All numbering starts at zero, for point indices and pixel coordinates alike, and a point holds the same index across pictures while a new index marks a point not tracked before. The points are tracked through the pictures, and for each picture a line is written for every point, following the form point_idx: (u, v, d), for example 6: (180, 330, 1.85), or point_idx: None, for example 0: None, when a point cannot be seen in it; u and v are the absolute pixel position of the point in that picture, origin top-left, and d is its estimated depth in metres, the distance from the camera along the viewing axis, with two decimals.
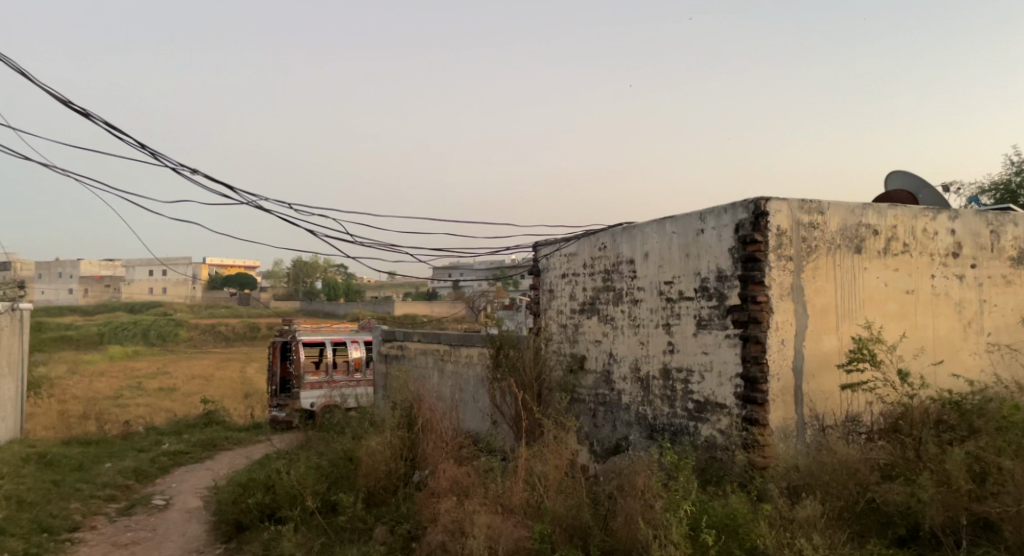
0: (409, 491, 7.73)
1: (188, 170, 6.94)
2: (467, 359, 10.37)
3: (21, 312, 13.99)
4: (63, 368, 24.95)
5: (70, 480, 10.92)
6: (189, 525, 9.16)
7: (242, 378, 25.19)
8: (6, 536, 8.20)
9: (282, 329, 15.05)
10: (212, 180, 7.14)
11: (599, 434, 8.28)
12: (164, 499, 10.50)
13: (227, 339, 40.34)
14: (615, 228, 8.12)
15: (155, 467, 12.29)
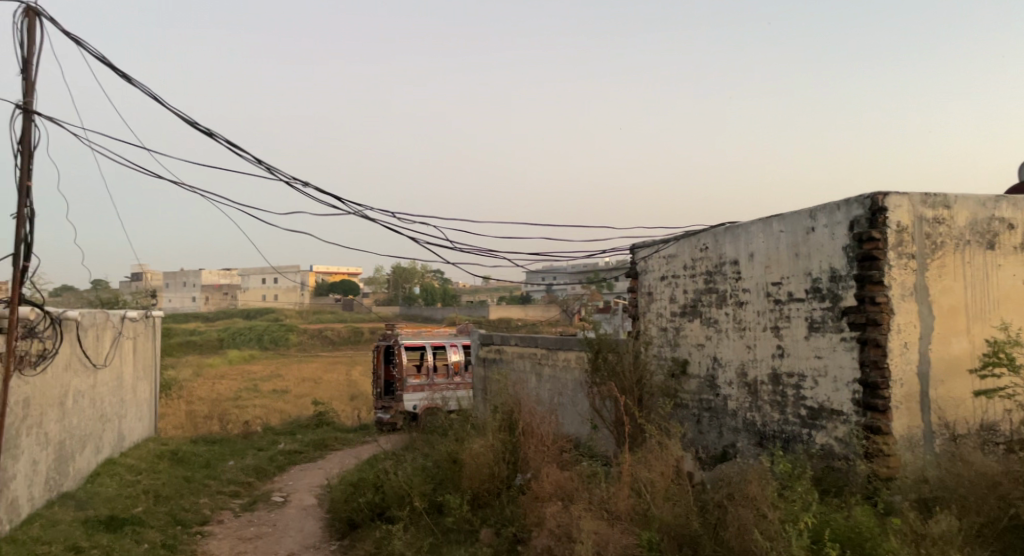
0: (513, 493, 7.78)
1: (301, 183, 7.00)
2: (564, 363, 10.35)
3: (153, 318, 15.07)
4: (188, 371, 26.69)
5: (199, 476, 11.68)
6: (307, 522, 9.57)
7: (348, 381, 26.17)
8: (146, 527, 8.86)
9: (386, 333, 15.65)
10: (322, 193, 7.13)
11: (704, 441, 8.08)
12: (282, 495, 11.04)
13: (334, 343, 42.01)
14: (717, 228, 7.89)
15: (274, 465, 12.93)
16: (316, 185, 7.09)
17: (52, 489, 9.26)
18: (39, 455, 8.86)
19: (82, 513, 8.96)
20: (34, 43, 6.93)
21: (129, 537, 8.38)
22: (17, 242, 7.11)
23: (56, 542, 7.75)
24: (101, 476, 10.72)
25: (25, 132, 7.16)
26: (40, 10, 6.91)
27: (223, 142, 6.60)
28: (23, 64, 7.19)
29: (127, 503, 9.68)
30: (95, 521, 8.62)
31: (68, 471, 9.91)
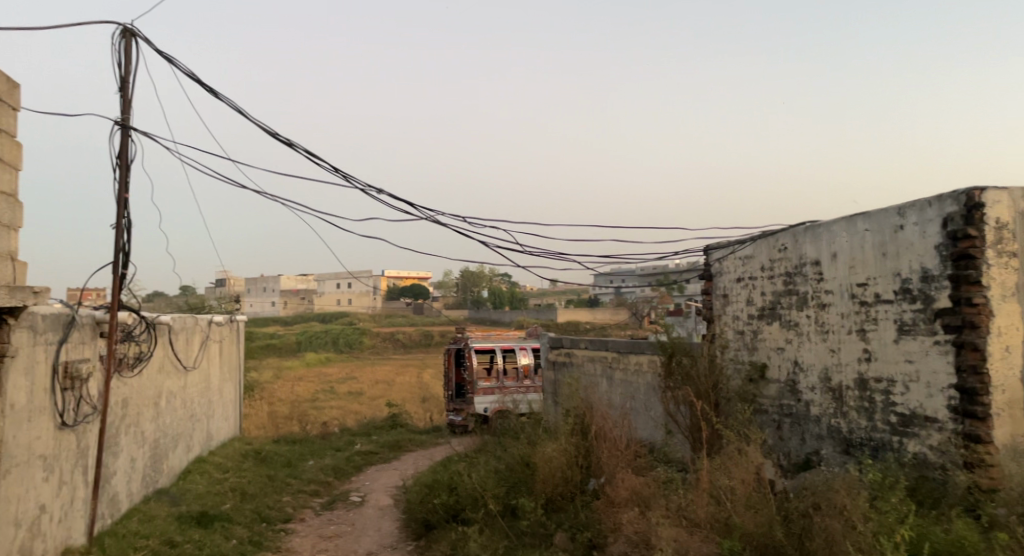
0: (587, 498, 7.72)
1: (374, 189, 7.34)
2: (636, 366, 10.20)
3: (237, 322, 15.66)
4: (267, 373, 27.58)
5: (282, 474, 12.08)
6: (384, 521, 9.76)
7: (419, 384, 26.55)
8: (233, 524, 9.21)
9: (456, 337, 15.86)
10: (395, 199, 7.47)
11: (786, 448, 7.83)
12: (360, 495, 11.27)
13: (406, 346, 42.72)
14: (797, 228, 7.64)
15: (352, 465, 13.26)
16: (389, 192, 7.43)
17: (148, 486, 9.74)
18: (136, 453, 9.34)
19: (176, 509, 9.39)
20: (131, 62, 7.32)
21: (219, 532, 8.73)
22: (116, 252, 7.51)
23: (153, 536, 8.15)
24: (192, 474, 11.20)
25: (123, 147, 7.57)
26: (136, 32, 7.30)
27: (303, 151, 6.79)
28: (121, 83, 7.61)
29: (217, 500, 10.10)
30: (187, 517, 9.02)
31: (163, 468, 10.41)
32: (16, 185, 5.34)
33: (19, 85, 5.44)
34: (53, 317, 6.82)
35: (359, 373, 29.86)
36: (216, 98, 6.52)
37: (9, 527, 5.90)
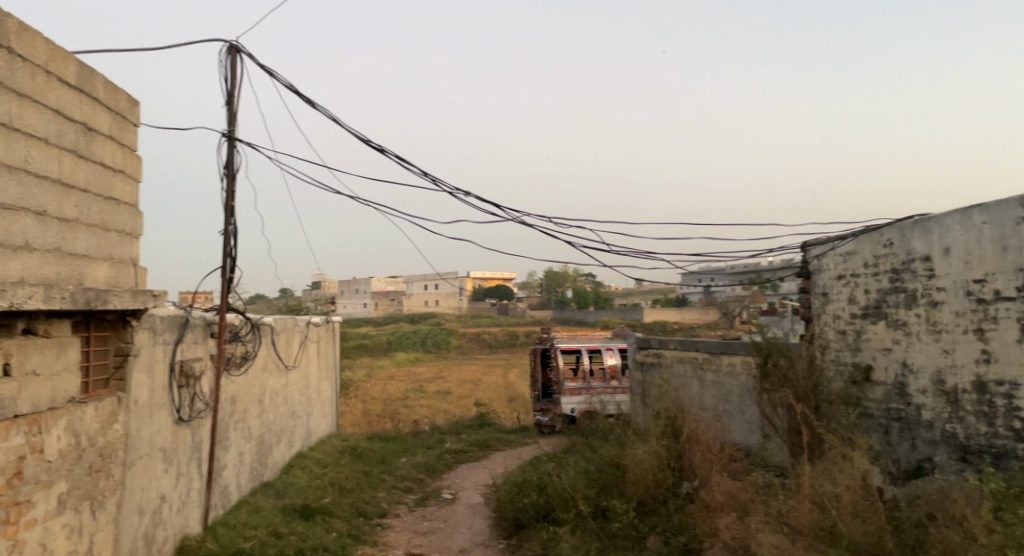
0: (680, 502, 7.55)
1: (461, 192, 8.03)
2: (729, 367, 9.91)
3: (333, 324, 16.20)
4: (359, 372, 28.36)
5: (377, 471, 12.42)
6: (476, 519, 9.88)
7: (504, 384, 26.71)
8: (333, 517, 9.54)
9: (542, 336, 15.90)
10: (482, 200, 8.13)
11: (894, 454, 7.43)
12: (451, 493, 11.44)
13: (492, 346, 43.08)
14: (905, 222, 7.25)
15: (443, 463, 13.52)
16: (475, 194, 8.08)
17: (255, 479, 10.22)
18: (244, 447, 9.82)
19: (281, 501, 9.82)
20: (237, 77, 7.71)
21: (321, 525, 9.06)
22: (224, 257, 7.93)
23: (261, 527, 8.55)
24: (294, 469, 11.68)
25: (230, 158, 7.97)
26: (242, 48, 7.68)
27: (394, 156, 7.46)
28: (228, 97, 8.02)
29: (317, 494, 10.49)
30: (291, 510, 9.41)
31: (267, 463, 10.90)
32: (138, 196, 5.71)
33: (139, 103, 5.82)
34: (170, 319, 7.23)
35: (447, 373, 30.33)
36: (312, 108, 7.12)
37: (134, 515, 6.31)
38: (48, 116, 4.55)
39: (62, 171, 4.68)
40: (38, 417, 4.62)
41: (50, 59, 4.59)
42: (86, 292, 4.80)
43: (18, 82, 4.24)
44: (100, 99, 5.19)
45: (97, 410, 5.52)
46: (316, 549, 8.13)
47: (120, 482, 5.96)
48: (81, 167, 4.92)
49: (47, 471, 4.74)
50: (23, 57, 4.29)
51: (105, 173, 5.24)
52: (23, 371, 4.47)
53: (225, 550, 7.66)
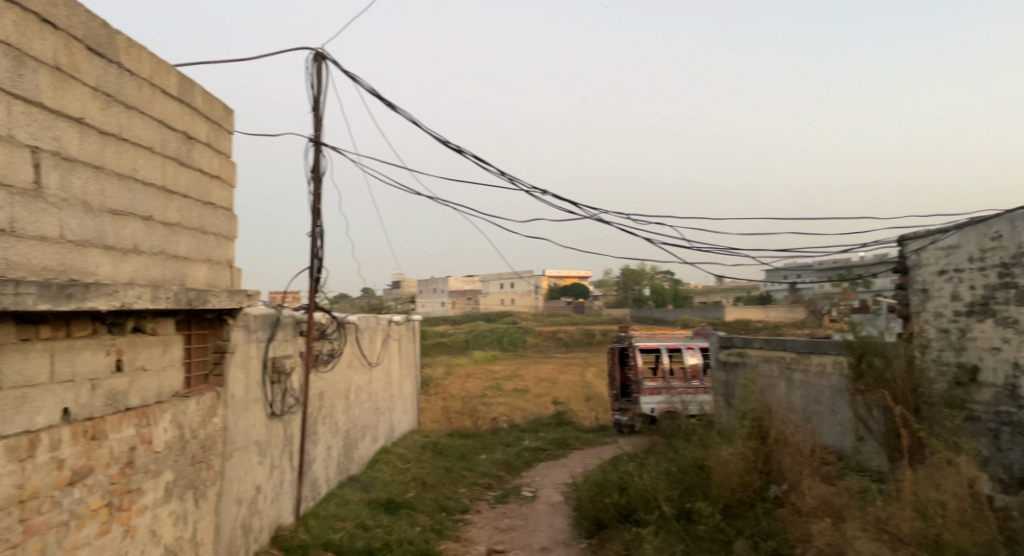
0: (769, 506, 7.30)
1: (539, 192, 7.95)
2: (820, 367, 9.54)
3: (413, 323, 16.47)
4: (438, 369, 28.75)
5: (457, 467, 12.58)
6: (556, 517, 9.86)
7: (581, 382, 26.61)
8: (417, 511, 9.72)
9: (620, 335, 15.72)
10: (558, 200, 8.00)
11: (1005, 460, 6.98)
12: (532, 491, 11.46)
13: (568, 344, 42.93)
14: (1016, 213, 6.82)
15: (522, 461, 13.58)
16: (553, 194, 7.96)
17: (342, 473, 10.52)
18: (332, 442, 10.12)
19: (367, 495, 10.08)
20: (323, 84, 7.94)
21: (405, 519, 9.24)
22: (312, 257, 8.18)
23: (348, 520, 8.79)
24: (378, 463, 11.95)
25: (316, 162, 8.22)
26: (327, 55, 7.89)
27: (472, 157, 7.47)
28: (313, 103, 8.28)
29: (401, 488, 10.72)
30: (376, 503, 9.64)
31: (353, 457, 11.20)
32: (233, 200, 5.96)
33: (234, 111, 6.06)
34: (262, 317, 7.51)
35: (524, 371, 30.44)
36: (392, 110, 7.17)
37: (232, 506, 6.59)
38: (153, 126, 4.79)
39: (166, 177, 4.92)
40: (147, 410, 4.86)
41: (155, 72, 4.84)
42: (187, 292, 5.04)
43: (127, 94, 4.48)
44: (198, 108, 5.44)
45: (198, 403, 5.78)
46: (401, 542, 8.29)
47: (219, 474, 6.23)
48: (183, 174, 5.16)
49: (155, 460, 5.00)
50: (131, 71, 4.53)
51: (203, 179, 5.47)
52: (133, 366, 4.72)
53: (316, 541, 7.91)
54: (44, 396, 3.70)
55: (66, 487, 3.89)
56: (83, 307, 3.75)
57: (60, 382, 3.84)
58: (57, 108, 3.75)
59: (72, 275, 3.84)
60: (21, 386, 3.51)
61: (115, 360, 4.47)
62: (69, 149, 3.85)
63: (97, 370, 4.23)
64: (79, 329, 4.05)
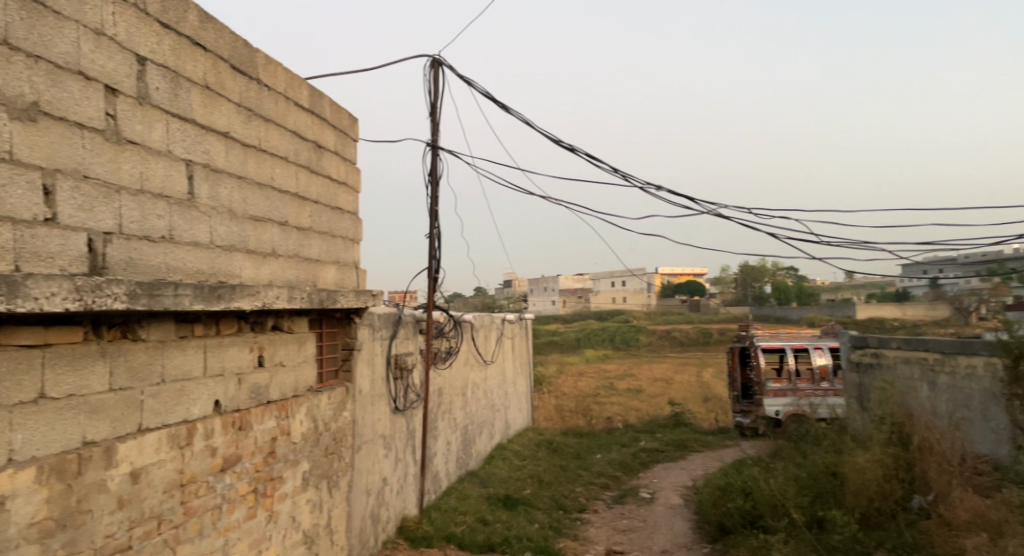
0: (913, 517, 6.85)
1: (654, 188, 8.01)
2: (968, 369, 8.86)
3: (526, 322, 16.62)
4: (547, 367, 28.86)
5: (573, 466, 12.60)
6: (676, 520, 9.69)
7: (697, 382, 25.96)
8: (535, 508, 9.83)
9: (740, 335, 15.21)
10: (675, 195, 8.01)
11: None
12: (650, 492, 11.30)
13: (683, 344, 41.91)
14: None
15: (638, 461, 13.43)
16: (669, 190, 7.97)
17: (461, 468, 10.79)
18: (451, 437, 10.40)
19: (486, 490, 10.30)
20: (440, 89, 8.18)
21: (523, 516, 9.36)
22: (430, 258, 8.44)
23: (469, 513, 9.02)
24: (494, 460, 12.16)
25: (434, 165, 8.47)
26: (443, 61, 8.13)
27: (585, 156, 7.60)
28: (431, 109, 8.54)
29: (518, 485, 10.86)
30: (495, 499, 9.82)
31: (471, 452, 11.46)
32: (358, 204, 6.24)
33: (358, 120, 6.36)
34: (385, 316, 7.81)
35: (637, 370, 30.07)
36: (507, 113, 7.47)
37: (362, 496, 6.91)
38: (287, 137, 5.09)
39: (299, 185, 5.23)
40: (286, 403, 5.18)
41: (289, 86, 5.15)
42: (319, 292, 5.34)
43: (265, 108, 4.80)
44: (327, 118, 5.74)
45: (330, 398, 6.10)
46: (521, 538, 8.41)
47: (350, 465, 6.55)
48: (314, 181, 5.47)
49: (293, 450, 5.32)
50: (268, 86, 4.85)
51: (332, 185, 5.78)
52: (273, 362, 5.05)
53: (439, 533, 8.17)
54: (199, 389, 4.02)
55: (218, 473, 4.22)
56: (231, 307, 4.05)
57: (212, 376, 4.16)
58: (206, 124, 4.06)
59: (220, 278, 4.15)
60: (180, 379, 3.83)
61: (257, 356, 4.79)
62: (216, 161, 4.16)
63: (243, 365, 4.56)
64: (227, 327, 4.37)
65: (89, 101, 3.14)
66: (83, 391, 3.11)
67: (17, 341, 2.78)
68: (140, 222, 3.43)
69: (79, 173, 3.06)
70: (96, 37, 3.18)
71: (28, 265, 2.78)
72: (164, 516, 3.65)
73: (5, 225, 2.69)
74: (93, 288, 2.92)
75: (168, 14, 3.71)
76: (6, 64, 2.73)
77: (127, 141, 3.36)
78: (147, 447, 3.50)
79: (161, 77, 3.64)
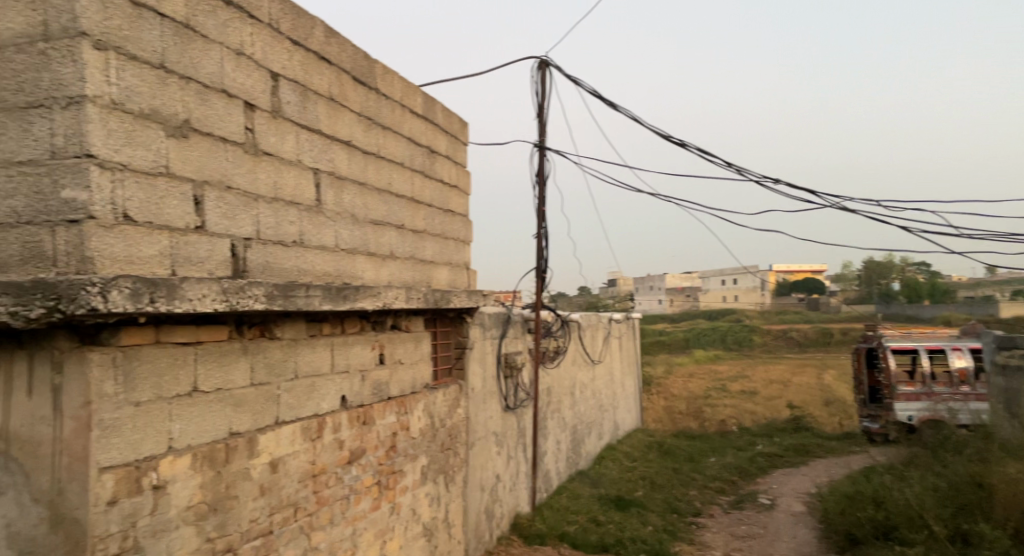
0: None
1: (770, 181, 7.54)
2: None
3: (634, 321, 16.41)
4: (656, 368, 28.37)
5: (687, 469, 12.34)
6: (799, 528, 9.31)
7: (817, 385, 24.78)
8: (648, 511, 9.70)
9: (867, 335, 14.41)
10: (792, 188, 7.45)
11: None
12: (769, 498, 10.90)
13: (801, 344, 40.11)
14: None
15: (756, 466, 12.99)
16: (788, 182, 7.45)
17: (571, 467, 10.81)
18: (561, 436, 10.44)
19: (597, 490, 10.27)
20: (547, 90, 8.22)
21: (637, 518, 9.26)
22: (539, 258, 8.52)
23: (582, 513, 9.02)
24: (605, 460, 12.11)
25: (541, 166, 8.54)
26: (550, 63, 8.17)
27: (696, 150, 7.39)
28: (538, 110, 8.61)
29: (630, 486, 10.75)
30: (607, 499, 9.78)
31: (581, 452, 11.45)
32: (468, 207, 6.39)
33: (468, 123, 6.50)
34: (495, 315, 7.94)
35: (750, 372, 29.08)
36: (615, 110, 7.69)
37: (477, 492, 7.05)
38: (403, 143, 5.27)
39: (414, 189, 5.40)
40: (405, 399, 5.37)
41: (404, 94, 5.34)
42: (434, 292, 5.51)
43: (383, 116, 4.99)
44: (440, 124, 5.90)
45: (445, 395, 6.27)
46: (635, 540, 8.32)
47: (465, 461, 6.71)
48: (428, 185, 5.64)
49: (412, 445, 5.52)
50: (385, 95, 5.04)
51: (444, 189, 5.94)
52: (393, 360, 5.25)
53: (552, 531, 8.22)
54: (327, 385, 4.24)
55: (346, 465, 4.43)
56: (355, 307, 4.25)
57: (338, 372, 4.37)
58: (331, 134, 4.27)
59: (345, 279, 4.36)
60: (311, 375, 4.06)
61: (378, 354, 4.99)
62: (340, 169, 4.37)
63: (366, 363, 4.76)
64: (351, 326, 4.58)
65: (231, 116, 3.38)
66: (229, 386, 3.35)
67: (173, 339, 3.03)
68: (275, 227, 3.66)
69: (223, 184, 3.30)
70: (237, 57, 3.42)
71: (182, 269, 3.02)
72: (299, 504, 3.88)
73: (163, 233, 2.93)
74: (237, 290, 3.15)
75: (299, 31, 3.94)
76: (163, 86, 2.98)
77: (263, 152, 3.60)
78: (283, 439, 3.73)
79: (291, 91, 3.87)
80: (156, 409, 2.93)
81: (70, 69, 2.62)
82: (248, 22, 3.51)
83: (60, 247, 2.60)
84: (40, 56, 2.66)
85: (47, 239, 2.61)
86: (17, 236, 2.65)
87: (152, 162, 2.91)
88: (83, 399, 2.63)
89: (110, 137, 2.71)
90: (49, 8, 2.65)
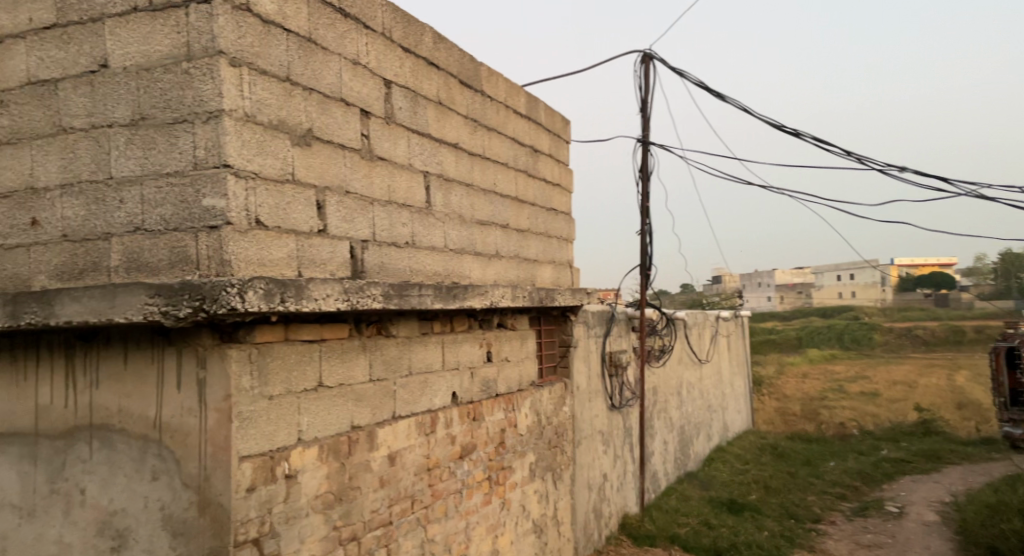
0: None
1: (895, 170, 6.88)
2: None
3: (743, 318, 15.89)
4: (767, 368, 27.36)
5: (804, 473, 11.84)
6: (932, 539, 8.75)
7: (947, 386, 23.17)
8: (764, 515, 9.39)
9: (1009, 333, 13.30)
10: (921, 175, 6.76)
11: None
12: (897, 506, 10.30)
13: (927, 343, 37.62)
14: None
15: (880, 471, 12.31)
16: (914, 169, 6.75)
17: (680, 468, 10.62)
18: (668, 436, 10.26)
19: (708, 492, 10.04)
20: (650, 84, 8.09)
21: (751, 522, 8.97)
22: (643, 255, 8.41)
23: (693, 516, 8.84)
24: (714, 462, 11.81)
25: (644, 161, 8.41)
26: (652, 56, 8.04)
27: (811, 140, 6.88)
28: (641, 105, 8.50)
29: (743, 490, 10.44)
30: (719, 502, 9.55)
31: (690, 453, 11.21)
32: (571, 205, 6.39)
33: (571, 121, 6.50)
34: (599, 313, 7.90)
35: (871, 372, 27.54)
36: (724, 100, 7.26)
37: (584, 490, 7.04)
38: (508, 143, 5.34)
39: (518, 189, 5.46)
40: (512, 396, 5.44)
41: (508, 95, 5.40)
42: (539, 291, 5.54)
43: (488, 118, 5.07)
44: (542, 123, 5.93)
45: (551, 393, 6.31)
46: (750, 545, 8.07)
47: (572, 459, 6.71)
48: (531, 185, 5.68)
49: (521, 442, 5.58)
50: (490, 97, 5.12)
51: (547, 188, 5.97)
52: (500, 357, 5.32)
53: (662, 533, 8.10)
54: (439, 382, 4.35)
55: (458, 460, 4.54)
56: (463, 305, 4.34)
57: (449, 369, 4.48)
58: (439, 137, 4.38)
59: (454, 279, 4.46)
60: (424, 372, 4.18)
61: (486, 352, 5.08)
62: (448, 171, 4.47)
63: (474, 360, 4.86)
64: (460, 325, 4.68)
65: (349, 124, 3.53)
66: (350, 381, 3.50)
67: (300, 337, 3.20)
68: (389, 229, 3.80)
69: (342, 189, 3.45)
70: (353, 66, 3.57)
71: (307, 270, 3.19)
72: (416, 497, 4.01)
73: (290, 236, 3.09)
74: (356, 290, 3.29)
75: (409, 39, 4.06)
76: (289, 97, 3.15)
77: (377, 158, 3.74)
78: (400, 433, 3.86)
79: (403, 97, 4.00)
80: (287, 402, 3.10)
81: (210, 86, 2.82)
82: (363, 32, 3.65)
83: (203, 251, 2.80)
84: (184, 75, 2.87)
85: (192, 243, 2.82)
86: (165, 241, 2.87)
87: (280, 170, 3.08)
88: (224, 392, 2.82)
89: (244, 147, 2.90)
90: (192, 30, 2.85)
